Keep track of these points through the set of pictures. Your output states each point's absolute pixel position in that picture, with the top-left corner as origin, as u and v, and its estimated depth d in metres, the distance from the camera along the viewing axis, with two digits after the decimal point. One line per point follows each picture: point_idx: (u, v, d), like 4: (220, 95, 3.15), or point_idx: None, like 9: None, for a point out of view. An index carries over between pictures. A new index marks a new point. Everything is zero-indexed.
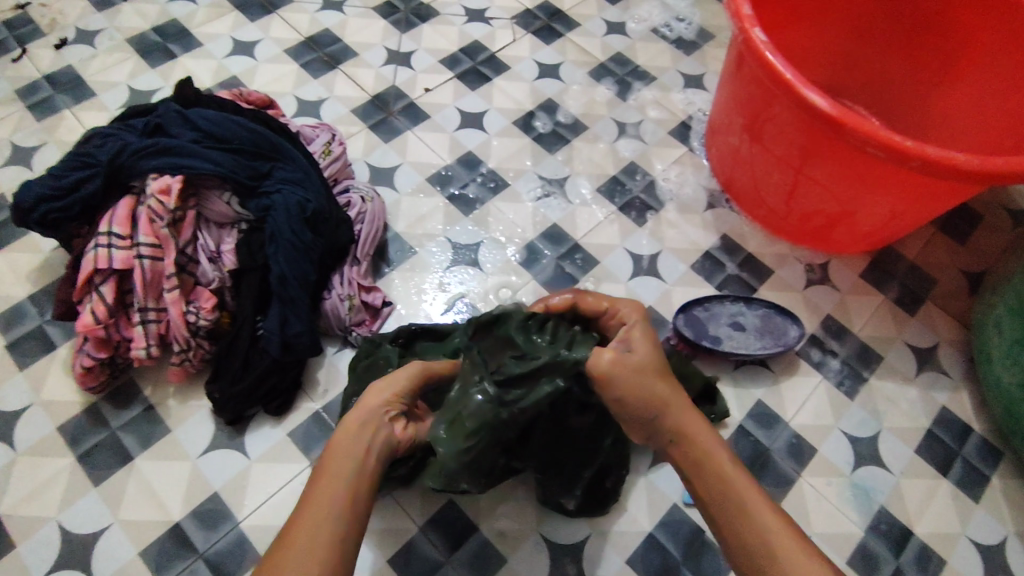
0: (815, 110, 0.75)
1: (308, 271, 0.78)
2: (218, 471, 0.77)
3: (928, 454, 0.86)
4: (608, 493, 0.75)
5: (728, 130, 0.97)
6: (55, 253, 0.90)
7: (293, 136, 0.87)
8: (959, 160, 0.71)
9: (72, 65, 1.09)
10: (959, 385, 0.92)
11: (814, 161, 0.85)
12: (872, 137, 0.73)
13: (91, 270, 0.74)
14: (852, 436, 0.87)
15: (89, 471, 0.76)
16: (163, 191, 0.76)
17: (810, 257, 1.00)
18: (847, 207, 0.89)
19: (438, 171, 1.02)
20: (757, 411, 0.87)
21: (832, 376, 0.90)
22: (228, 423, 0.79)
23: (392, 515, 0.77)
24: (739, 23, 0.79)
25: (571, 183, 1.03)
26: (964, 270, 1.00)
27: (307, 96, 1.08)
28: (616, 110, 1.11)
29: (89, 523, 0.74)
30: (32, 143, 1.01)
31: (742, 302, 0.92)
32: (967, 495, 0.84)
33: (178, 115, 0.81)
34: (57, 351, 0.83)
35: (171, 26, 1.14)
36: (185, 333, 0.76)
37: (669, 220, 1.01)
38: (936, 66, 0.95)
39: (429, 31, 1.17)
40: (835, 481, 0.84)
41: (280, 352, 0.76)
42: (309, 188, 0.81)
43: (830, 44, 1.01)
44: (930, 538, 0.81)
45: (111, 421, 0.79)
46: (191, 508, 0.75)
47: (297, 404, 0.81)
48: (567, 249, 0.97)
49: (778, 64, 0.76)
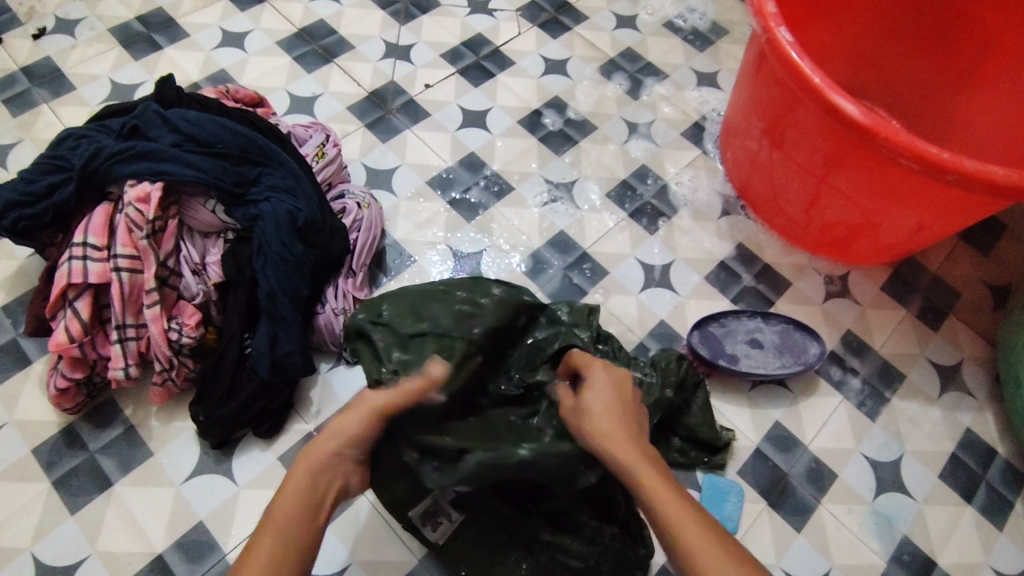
0: (845, 117, 0.70)
1: (300, 286, 0.73)
2: (204, 499, 0.72)
3: (953, 480, 0.82)
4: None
5: (746, 133, 0.91)
6: (31, 260, 0.84)
7: (284, 137, 0.81)
8: (998, 175, 0.65)
9: (50, 57, 1.02)
10: (983, 405, 0.87)
11: (838, 170, 0.80)
12: (906, 148, 0.68)
13: (65, 284, 0.68)
14: (874, 461, 0.82)
15: (65, 498, 0.71)
16: (141, 199, 0.70)
17: (829, 268, 0.95)
18: (872, 218, 0.84)
19: (439, 173, 0.97)
20: (774, 433, 0.83)
21: (853, 397, 0.86)
22: (213, 447, 0.74)
23: (391, 546, 0.72)
24: (764, 21, 0.74)
25: (579, 187, 0.98)
26: (988, 283, 0.95)
27: (301, 91, 1.02)
28: (627, 110, 1.05)
29: (65, 555, 0.69)
30: (7, 140, 0.95)
31: (759, 318, 0.87)
32: (992, 523, 0.80)
33: (157, 115, 0.76)
34: (32, 367, 0.78)
35: (156, 15, 1.08)
36: (166, 351, 0.70)
37: (682, 227, 0.96)
38: (962, 68, 0.91)
39: (430, 23, 1.11)
40: (857, 508, 0.79)
41: (269, 372, 0.71)
42: (301, 196, 0.75)
43: (852, 41, 0.94)
44: (954, 569, 0.77)
45: (89, 443, 0.74)
46: (174, 539, 0.70)
47: (289, 426, 0.76)
48: (575, 258, 0.92)
49: (806, 66, 0.71)
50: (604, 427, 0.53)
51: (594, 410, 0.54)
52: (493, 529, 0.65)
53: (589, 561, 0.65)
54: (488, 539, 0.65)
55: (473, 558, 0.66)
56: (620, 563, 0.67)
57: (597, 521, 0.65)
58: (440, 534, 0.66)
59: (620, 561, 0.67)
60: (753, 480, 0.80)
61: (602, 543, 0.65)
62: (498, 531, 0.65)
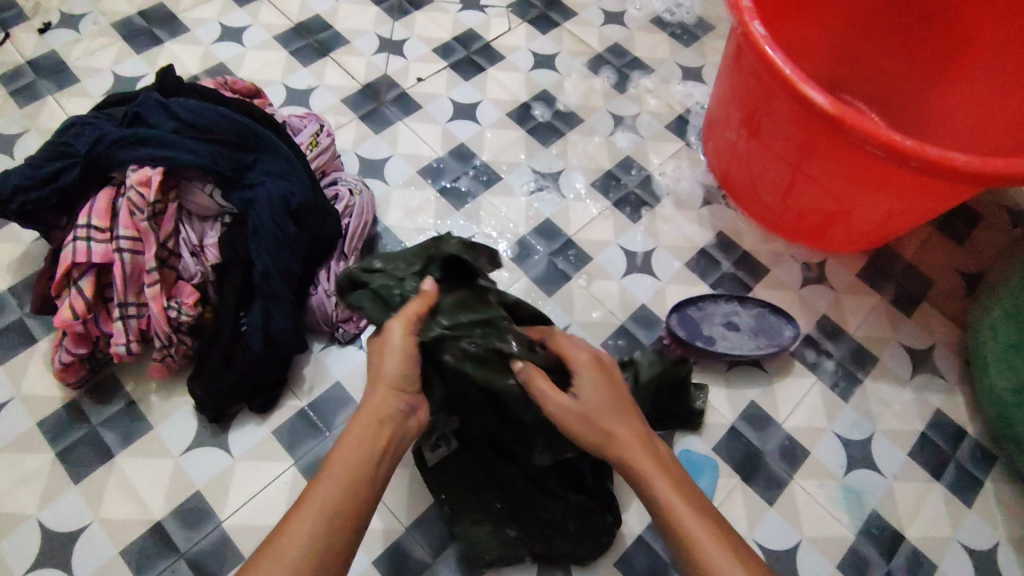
0: (815, 107, 0.73)
1: (292, 267, 0.76)
2: (201, 469, 0.76)
3: (922, 458, 0.85)
4: (580, 549, 0.72)
5: (726, 125, 0.95)
6: (35, 243, 0.88)
7: (278, 126, 0.85)
8: (960, 161, 0.68)
9: (55, 50, 1.06)
10: (954, 387, 0.90)
11: (812, 159, 0.83)
12: (872, 135, 0.71)
13: (69, 264, 0.72)
14: (845, 439, 0.86)
15: (69, 469, 0.75)
16: (142, 182, 0.74)
17: (807, 255, 0.98)
18: (845, 205, 0.87)
19: (429, 163, 1.00)
20: (749, 412, 0.86)
21: (826, 378, 0.89)
22: (210, 420, 0.77)
23: (379, 515, 0.76)
24: (739, 15, 0.77)
25: (565, 177, 1.01)
26: (961, 271, 0.98)
27: (297, 84, 1.05)
28: (613, 102, 1.09)
29: (68, 521, 0.72)
30: (14, 130, 0.99)
31: (736, 302, 0.91)
32: (959, 499, 0.83)
33: (157, 104, 0.79)
34: (37, 345, 0.82)
35: (158, 10, 1.11)
36: (166, 328, 0.74)
37: (664, 216, 0.99)
38: (939, 61, 0.93)
39: (422, 18, 1.14)
40: (827, 484, 0.83)
41: (263, 348, 0.74)
42: (294, 181, 0.79)
43: (831, 36, 0.97)
44: (921, 542, 0.80)
45: (92, 417, 0.78)
46: (172, 507, 0.74)
47: (282, 401, 0.80)
48: (560, 245, 0.95)
49: (778, 58, 0.74)
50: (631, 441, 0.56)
51: (591, 389, 0.58)
52: (474, 466, 0.74)
53: (557, 514, 0.72)
54: (467, 472, 0.74)
55: (455, 489, 0.73)
56: (588, 525, 0.72)
57: (566, 489, 0.73)
58: (436, 458, 0.75)
59: (586, 523, 0.72)
60: (727, 456, 0.83)
61: (568, 504, 0.72)
62: (479, 470, 0.74)
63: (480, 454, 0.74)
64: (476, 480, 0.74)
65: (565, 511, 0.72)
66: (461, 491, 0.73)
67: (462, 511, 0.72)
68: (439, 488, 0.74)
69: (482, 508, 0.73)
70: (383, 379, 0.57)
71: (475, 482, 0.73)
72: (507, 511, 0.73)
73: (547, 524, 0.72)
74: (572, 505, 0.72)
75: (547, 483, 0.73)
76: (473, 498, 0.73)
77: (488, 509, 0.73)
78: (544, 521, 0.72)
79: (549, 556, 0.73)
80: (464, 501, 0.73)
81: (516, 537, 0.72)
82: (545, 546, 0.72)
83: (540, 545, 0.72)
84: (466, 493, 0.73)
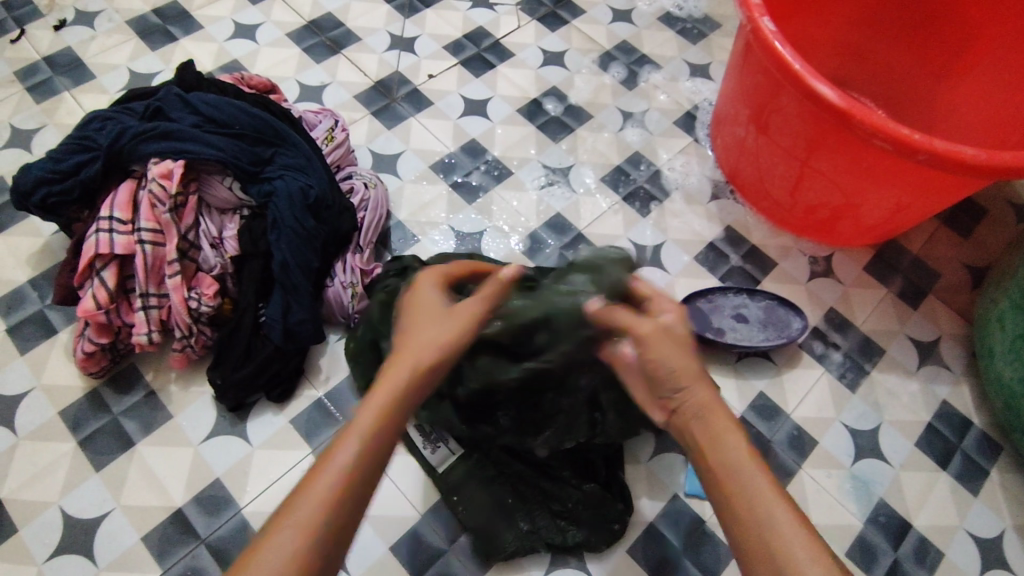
0: (824, 101, 0.74)
1: (311, 259, 0.78)
2: (220, 457, 0.77)
3: (928, 448, 0.86)
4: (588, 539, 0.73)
5: (734, 121, 0.96)
6: (55, 237, 0.89)
7: (295, 121, 0.86)
8: (967, 154, 0.69)
9: (71, 47, 1.07)
10: (960, 378, 0.92)
11: (820, 154, 0.84)
12: (880, 130, 0.72)
13: (92, 255, 0.73)
14: (853, 429, 0.87)
15: (91, 456, 0.76)
16: (164, 175, 0.75)
17: (814, 249, 1.00)
18: (853, 200, 0.88)
19: (442, 159, 1.01)
20: (758, 403, 0.87)
21: (834, 369, 0.91)
22: (229, 409, 0.79)
23: (395, 503, 0.77)
24: (748, 11, 0.78)
25: (575, 173, 1.02)
26: (968, 265, 1.00)
27: (309, 80, 1.07)
28: (622, 99, 1.10)
29: (90, 508, 0.74)
30: (31, 125, 1.00)
31: (744, 294, 0.92)
32: (966, 488, 0.84)
33: (178, 98, 0.81)
34: (58, 335, 0.83)
35: (171, 9, 1.13)
36: (186, 319, 0.75)
37: (674, 210, 1.01)
38: (945, 57, 0.95)
39: (433, 16, 1.16)
40: (836, 473, 0.84)
41: (282, 339, 0.76)
42: (312, 175, 0.81)
43: (838, 34, 0.98)
44: (929, 531, 0.81)
45: (112, 406, 0.79)
46: (193, 494, 0.75)
47: (300, 391, 0.81)
48: (570, 239, 0.97)
49: (788, 54, 0.75)
50: (700, 400, 0.52)
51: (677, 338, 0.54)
52: (484, 464, 0.76)
53: (568, 504, 0.74)
54: (477, 467, 0.76)
55: (467, 488, 0.75)
56: (599, 514, 0.74)
57: (577, 479, 0.75)
58: (439, 460, 0.78)
59: (599, 513, 0.74)
60: None
61: (581, 493, 0.74)
62: (489, 468, 0.76)
63: (479, 459, 0.76)
64: (485, 477, 0.75)
65: (579, 497, 0.74)
66: (474, 488, 0.75)
67: (470, 508, 0.74)
68: (449, 483, 0.76)
69: (496, 499, 0.74)
70: (419, 337, 0.53)
71: (484, 473, 0.76)
72: (519, 505, 0.74)
73: (558, 514, 0.74)
74: (583, 495, 0.74)
75: (563, 467, 0.75)
76: (485, 495, 0.75)
77: (497, 501, 0.74)
78: (559, 508, 0.74)
79: (563, 546, 0.74)
80: (478, 488, 0.75)
81: (529, 531, 0.73)
82: (560, 535, 0.73)
83: (553, 536, 0.73)
84: (472, 483, 0.75)
